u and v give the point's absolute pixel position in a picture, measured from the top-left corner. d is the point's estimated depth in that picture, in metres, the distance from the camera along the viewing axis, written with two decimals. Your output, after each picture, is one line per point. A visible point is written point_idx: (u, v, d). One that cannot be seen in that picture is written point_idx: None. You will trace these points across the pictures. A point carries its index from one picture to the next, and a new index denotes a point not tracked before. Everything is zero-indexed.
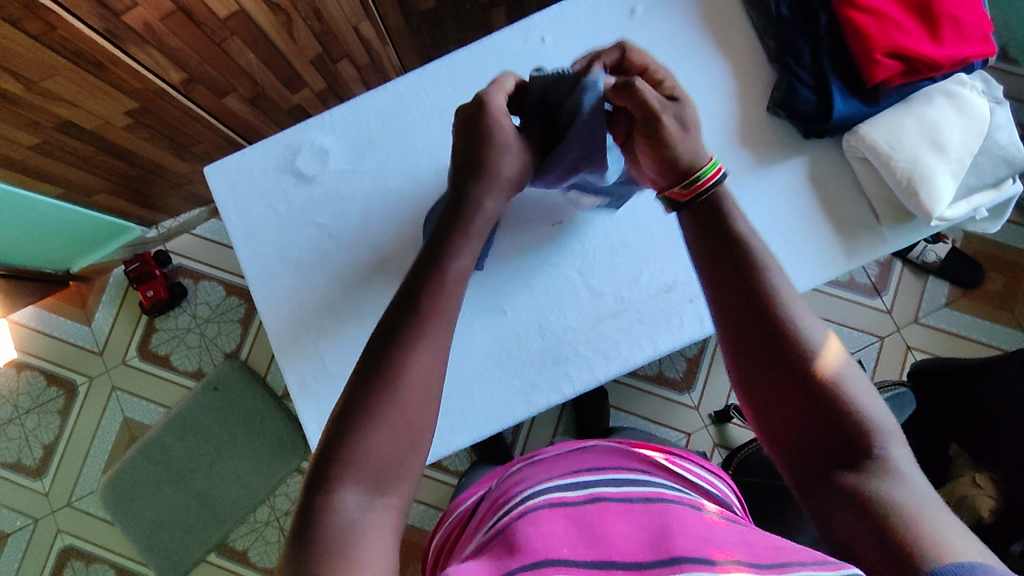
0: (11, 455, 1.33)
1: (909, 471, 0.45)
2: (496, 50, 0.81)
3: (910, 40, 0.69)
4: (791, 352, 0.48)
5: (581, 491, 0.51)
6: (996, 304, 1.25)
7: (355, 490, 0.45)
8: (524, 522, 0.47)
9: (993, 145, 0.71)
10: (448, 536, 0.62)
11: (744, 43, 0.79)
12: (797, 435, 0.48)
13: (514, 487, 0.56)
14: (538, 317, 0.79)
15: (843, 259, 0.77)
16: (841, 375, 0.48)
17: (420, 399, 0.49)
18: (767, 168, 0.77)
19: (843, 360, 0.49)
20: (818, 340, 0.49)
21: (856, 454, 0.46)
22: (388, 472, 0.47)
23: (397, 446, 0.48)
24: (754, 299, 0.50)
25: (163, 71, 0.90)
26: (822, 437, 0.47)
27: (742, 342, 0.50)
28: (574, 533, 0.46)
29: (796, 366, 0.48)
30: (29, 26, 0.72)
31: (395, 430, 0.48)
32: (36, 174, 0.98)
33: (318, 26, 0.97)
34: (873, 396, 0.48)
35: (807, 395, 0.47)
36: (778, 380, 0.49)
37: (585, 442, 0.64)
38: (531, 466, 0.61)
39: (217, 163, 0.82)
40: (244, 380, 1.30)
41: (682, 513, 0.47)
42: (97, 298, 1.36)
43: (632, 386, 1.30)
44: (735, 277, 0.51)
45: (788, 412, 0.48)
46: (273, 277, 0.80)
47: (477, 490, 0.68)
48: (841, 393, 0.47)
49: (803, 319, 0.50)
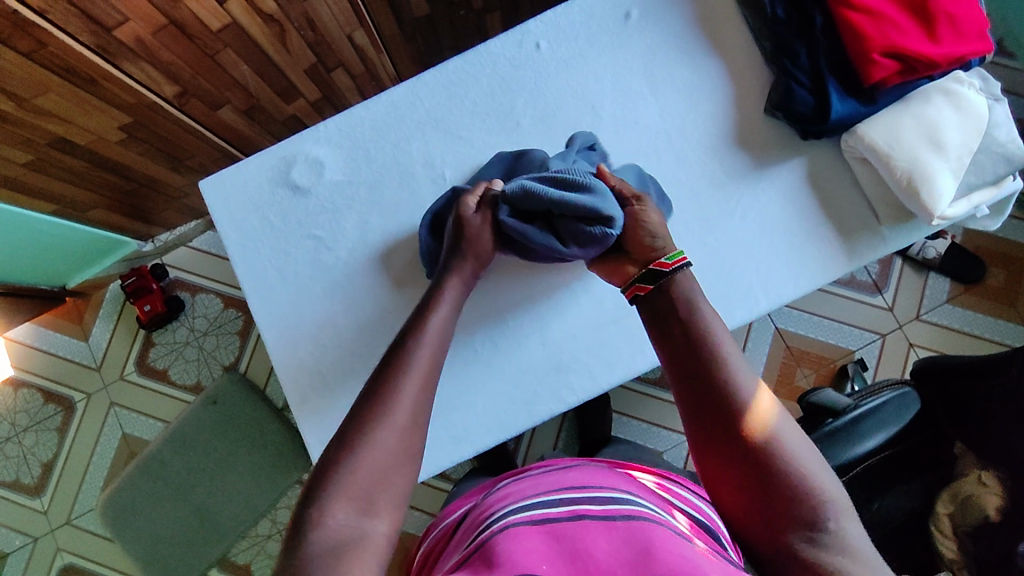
0: (9, 475, 1.32)
1: (847, 529, 0.49)
2: (491, 57, 0.80)
3: (906, 39, 0.68)
4: (732, 416, 0.53)
5: (564, 508, 0.53)
6: (998, 299, 1.25)
7: (346, 510, 0.48)
8: (504, 537, 0.49)
9: (992, 143, 0.70)
10: (433, 544, 0.64)
11: (740, 45, 0.78)
12: (744, 496, 0.52)
13: (498, 503, 0.58)
14: (539, 325, 0.78)
15: (845, 261, 0.76)
16: (779, 437, 0.52)
17: (409, 429, 0.53)
18: (765, 171, 0.77)
19: (785, 419, 0.53)
20: (761, 403, 0.54)
21: (798, 512, 0.49)
22: (378, 493, 0.50)
23: (389, 471, 0.51)
24: (701, 367, 0.55)
25: (157, 85, 0.89)
26: (766, 497, 0.51)
27: (691, 406, 0.55)
28: (554, 550, 0.47)
29: (739, 429, 0.53)
30: (18, 43, 0.71)
31: (392, 453, 0.51)
32: (29, 191, 0.97)
33: (311, 36, 0.97)
34: (813, 452, 0.52)
35: (750, 457, 0.52)
36: (725, 443, 0.53)
37: (571, 463, 0.66)
38: (520, 482, 0.63)
39: (212, 177, 0.81)
40: (244, 393, 1.29)
41: (665, 532, 0.49)
42: (94, 314, 1.35)
43: (634, 390, 1.29)
44: (684, 347, 0.57)
45: (734, 474, 0.52)
46: (271, 291, 0.80)
47: (465, 502, 0.69)
48: (780, 455, 0.51)
49: (745, 381, 0.55)
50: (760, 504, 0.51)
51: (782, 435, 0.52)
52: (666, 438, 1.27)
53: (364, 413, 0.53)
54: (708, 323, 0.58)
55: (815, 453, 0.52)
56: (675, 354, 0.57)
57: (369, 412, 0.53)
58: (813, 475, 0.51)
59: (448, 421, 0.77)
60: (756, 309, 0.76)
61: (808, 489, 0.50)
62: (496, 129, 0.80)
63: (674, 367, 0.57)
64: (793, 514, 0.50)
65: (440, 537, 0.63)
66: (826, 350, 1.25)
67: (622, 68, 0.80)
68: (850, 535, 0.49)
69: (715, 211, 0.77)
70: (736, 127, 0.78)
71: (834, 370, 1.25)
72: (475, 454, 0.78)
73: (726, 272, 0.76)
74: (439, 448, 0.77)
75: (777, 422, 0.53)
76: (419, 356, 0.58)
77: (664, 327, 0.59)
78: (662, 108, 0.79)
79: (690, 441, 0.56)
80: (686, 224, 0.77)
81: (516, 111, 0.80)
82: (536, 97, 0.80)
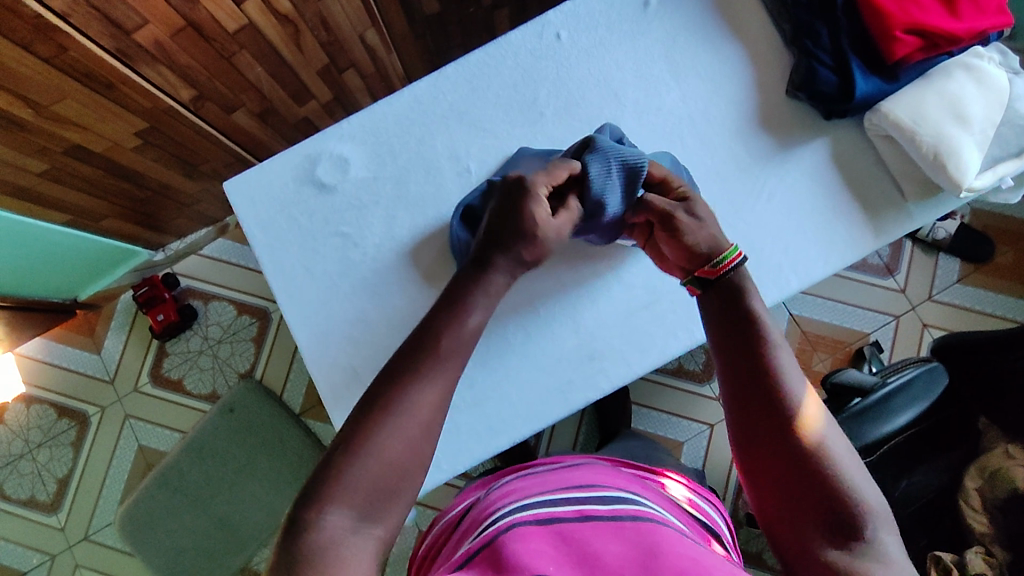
0: (24, 492, 1.30)
1: (882, 539, 0.50)
2: (511, 48, 0.80)
3: (927, 15, 0.70)
4: (782, 413, 0.54)
5: (571, 507, 0.52)
6: (1008, 277, 1.27)
7: (344, 515, 0.48)
8: (511, 536, 0.48)
9: (1013, 116, 0.71)
10: (435, 538, 0.64)
11: (760, 28, 0.79)
12: (782, 494, 0.53)
13: (500, 500, 0.58)
14: (570, 313, 0.78)
15: (872, 238, 0.77)
16: (826, 439, 0.52)
17: (419, 430, 0.52)
18: (790, 152, 0.78)
19: (827, 418, 0.54)
20: (806, 400, 0.54)
21: (833, 512, 0.50)
22: (383, 499, 0.50)
23: (394, 476, 0.50)
24: (753, 359, 0.56)
25: (174, 89, 0.89)
26: (800, 489, 0.52)
27: (740, 399, 0.56)
28: (562, 552, 0.47)
29: (782, 421, 0.53)
30: (39, 48, 0.71)
31: (397, 458, 0.51)
32: (43, 202, 0.96)
33: (325, 36, 0.97)
34: (852, 454, 0.53)
35: (791, 450, 0.53)
36: (766, 432, 0.54)
37: (575, 461, 0.66)
38: (524, 479, 0.63)
39: (237, 178, 0.81)
40: (261, 400, 1.28)
41: (669, 534, 0.49)
42: (105, 326, 1.34)
43: (652, 381, 1.29)
44: (740, 338, 0.57)
45: (776, 471, 0.53)
46: (300, 289, 0.79)
47: (468, 497, 0.70)
48: (826, 458, 0.52)
49: (793, 377, 0.55)
50: (791, 495, 0.52)
51: (824, 434, 0.53)
52: (687, 428, 1.27)
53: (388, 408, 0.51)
54: (765, 318, 0.57)
55: (852, 455, 0.53)
56: (725, 342, 0.58)
57: (376, 415, 0.52)
58: (850, 477, 0.51)
59: (484, 412, 0.77)
60: (787, 289, 0.77)
61: (844, 490, 0.51)
62: (520, 120, 0.81)
63: (725, 356, 0.57)
64: (824, 511, 0.51)
65: (443, 530, 0.63)
66: (841, 334, 1.26)
67: (643, 55, 0.80)
68: (885, 547, 0.49)
69: (743, 193, 0.78)
70: (759, 110, 0.78)
71: (851, 354, 1.25)
72: (512, 444, 0.77)
73: (757, 254, 0.77)
74: (475, 440, 0.77)
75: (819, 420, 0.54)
76: (444, 347, 0.56)
77: (718, 317, 0.59)
78: (685, 94, 0.79)
79: (733, 433, 0.56)
80: (715, 206, 0.77)
81: (539, 101, 0.80)
82: (559, 87, 0.80)
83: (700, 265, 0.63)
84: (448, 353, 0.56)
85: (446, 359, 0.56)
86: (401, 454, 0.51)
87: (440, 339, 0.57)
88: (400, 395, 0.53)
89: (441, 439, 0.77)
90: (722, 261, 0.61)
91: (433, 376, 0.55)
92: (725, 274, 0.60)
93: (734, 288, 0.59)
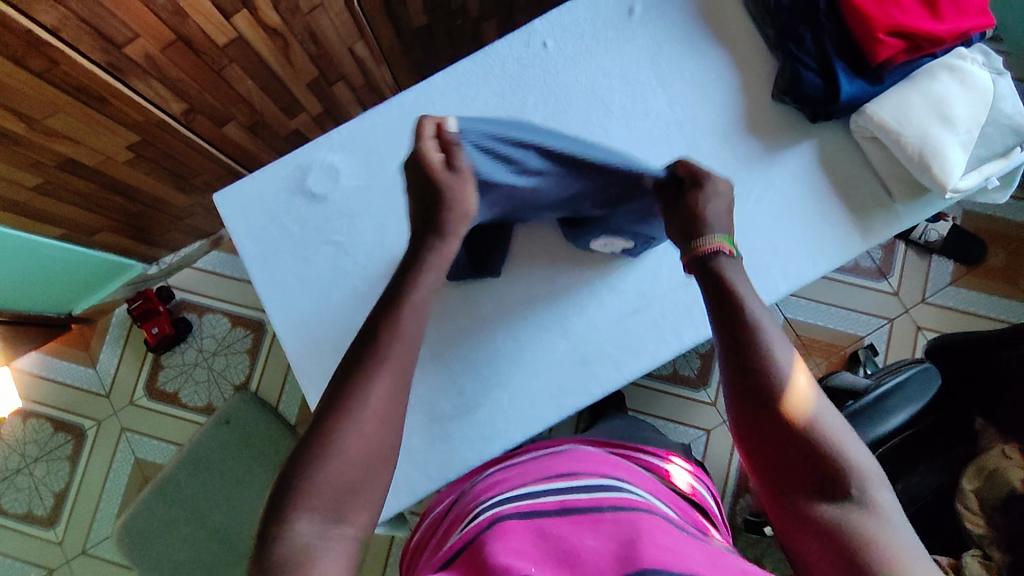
0: (21, 507, 1.29)
1: (877, 499, 0.49)
2: (499, 57, 0.81)
3: (909, 18, 0.70)
4: (769, 382, 0.54)
5: (551, 500, 0.52)
6: (1000, 278, 1.27)
7: (311, 518, 0.48)
8: (493, 534, 0.47)
9: (998, 115, 0.72)
10: (421, 536, 0.64)
11: (743, 34, 0.80)
12: (774, 463, 0.53)
13: (484, 493, 0.58)
14: (561, 320, 0.78)
15: (860, 238, 0.77)
16: (812, 405, 0.53)
17: (380, 426, 0.52)
18: (776, 155, 0.78)
19: (817, 394, 0.54)
20: (797, 375, 0.54)
21: (825, 475, 0.50)
22: (349, 499, 0.49)
23: (356, 480, 0.50)
24: (739, 333, 0.57)
25: (164, 102, 0.90)
26: (797, 468, 0.51)
27: (731, 370, 0.56)
28: (541, 550, 0.45)
29: (772, 399, 0.53)
30: (31, 63, 0.72)
31: (358, 461, 0.50)
32: (37, 214, 0.96)
33: (314, 49, 0.98)
34: (846, 428, 0.52)
35: (784, 428, 0.52)
36: (759, 412, 0.54)
37: (559, 449, 0.67)
38: (507, 470, 0.64)
39: (227, 190, 0.81)
40: (258, 411, 1.29)
41: (653, 523, 0.48)
42: (100, 340, 1.34)
43: (647, 387, 1.29)
44: (726, 312, 0.58)
45: (766, 440, 0.53)
46: (290, 298, 0.79)
47: (453, 492, 0.70)
48: (812, 422, 0.52)
49: (778, 346, 0.56)
50: (790, 477, 0.51)
51: (815, 408, 0.53)
52: (683, 433, 1.27)
53: (348, 411, 0.52)
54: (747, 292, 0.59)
55: (847, 430, 0.52)
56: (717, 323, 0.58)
57: (334, 418, 0.51)
58: (844, 448, 0.51)
59: (477, 420, 0.77)
60: (776, 292, 0.77)
61: (834, 454, 0.50)
62: None
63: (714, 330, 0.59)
64: (823, 487, 0.50)
65: (432, 525, 0.63)
66: (836, 337, 1.27)
67: (628, 62, 0.81)
68: (881, 507, 0.49)
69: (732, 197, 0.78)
70: (744, 115, 0.79)
71: (845, 357, 1.26)
72: (504, 451, 0.77)
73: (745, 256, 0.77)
74: (466, 448, 0.77)
75: (809, 395, 0.53)
76: (394, 345, 0.56)
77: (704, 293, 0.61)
78: (670, 99, 0.80)
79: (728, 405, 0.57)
80: None
81: (528, 108, 0.81)
82: (546, 95, 0.81)
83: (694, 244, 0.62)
84: (395, 351, 0.56)
85: (392, 358, 0.55)
86: (364, 453, 0.51)
87: (399, 332, 0.57)
88: (356, 395, 0.53)
89: (433, 447, 0.76)
90: (701, 244, 0.61)
91: (382, 377, 0.54)
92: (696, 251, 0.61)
93: (708, 260, 0.61)
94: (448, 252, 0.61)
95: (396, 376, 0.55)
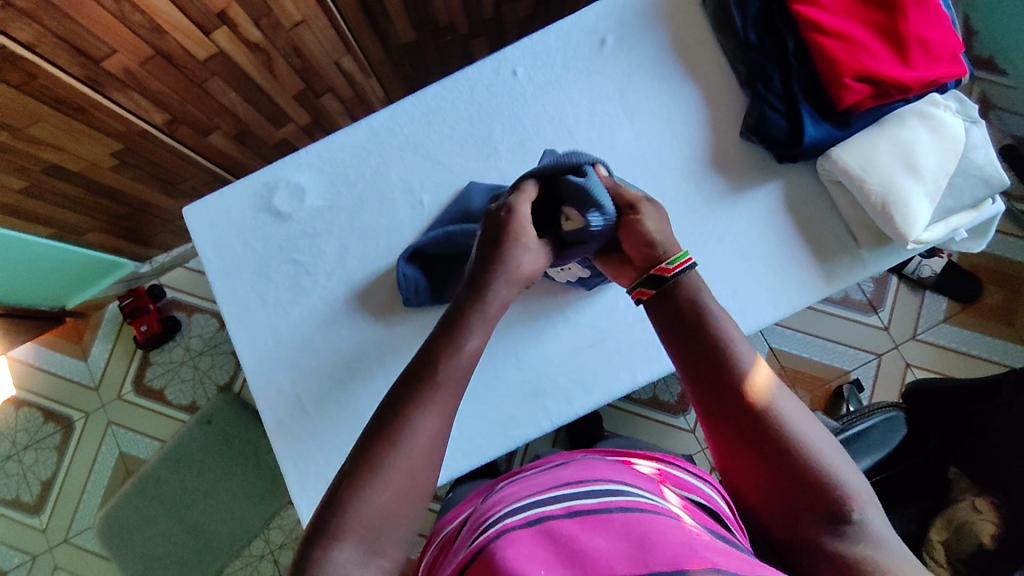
0: (9, 493, 1.33)
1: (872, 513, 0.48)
2: (468, 82, 0.81)
3: (877, 63, 0.68)
4: (750, 405, 0.52)
5: (560, 504, 0.48)
6: (994, 317, 1.24)
7: (352, 548, 0.43)
8: (501, 541, 0.44)
9: (968, 165, 0.70)
10: (432, 557, 0.55)
11: (714, 70, 0.79)
12: (768, 488, 0.51)
13: (493, 506, 0.52)
14: (516, 350, 0.78)
15: (823, 283, 0.76)
16: (794, 423, 0.51)
17: (426, 459, 0.48)
18: (742, 194, 0.77)
19: (807, 419, 0.52)
20: (785, 401, 0.52)
21: (820, 497, 0.49)
22: (387, 527, 0.45)
23: (393, 510, 0.45)
24: (712, 356, 0.55)
25: (146, 113, 0.91)
26: (789, 491, 0.50)
27: (709, 396, 0.54)
28: (552, 553, 0.42)
29: (761, 425, 0.51)
30: (9, 76, 0.73)
31: (398, 488, 0.46)
32: (27, 217, 0.98)
33: (299, 63, 0.99)
34: (837, 449, 0.51)
35: (777, 454, 0.50)
36: (751, 445, 0.52)
37: (573, 457, 0.60)
38: (516, 481, 0.57)
39: (197, 204, 0.83)
40: (239, 411, 1.30)
41: (666, 524, 0.45)
42: (93, 334, 1.38)
43: (624, 410, 1.27)
44: (695, 336, 0.56)
45: (755, 465, 0.52)
46: (250, 313, 0.80)
47: (462, 508, 0.62)
48: (798, 441, 0.50)
49: (753, 364, 0.54)
50: (792, 507, 0.50)
51: (804, 433, 0.51)
52: None
53: (374, 443, 0.48)
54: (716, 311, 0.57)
55: (836, 448, 0.51)
56: (692, 357, 0.56)
57: (377, 444, 0.47)
58: (839, 470, 0.50)
59: None
60: None
61: (825, 473, 0.49)
62: (473, 154, 0.81)
63: (686, 354, 0.56)
64: (823, 513, 0.48)
65: (440, 547, 0.56)
66: (820, 370, 1.24)
67: (598, 93, 0.80)
68: (875, 521, 0.48)
69: (692, 235, 0.76)
70: (712, 152, 0.78)
71: (829, 391, 1.23)
72: (451, 479, 0.77)
73: None
74: None
75: (798, 420, 0.51)
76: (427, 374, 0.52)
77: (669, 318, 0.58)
78: (638, 133, 0.79)
79: (711, 430, 0.55)
80: None
81: (494, 136, 0.81)
82: (512, 123, 0.80)
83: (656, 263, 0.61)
84: (446, 378, 0.52)
85: (443, 385, 0.52)
86: (408, 481, 0.47)
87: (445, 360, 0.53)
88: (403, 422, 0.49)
89: None
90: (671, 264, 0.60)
91: (434, 405, 0.50)
92: (671, 279, 0.59)
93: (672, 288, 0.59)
94: (506, 296, 0.60)
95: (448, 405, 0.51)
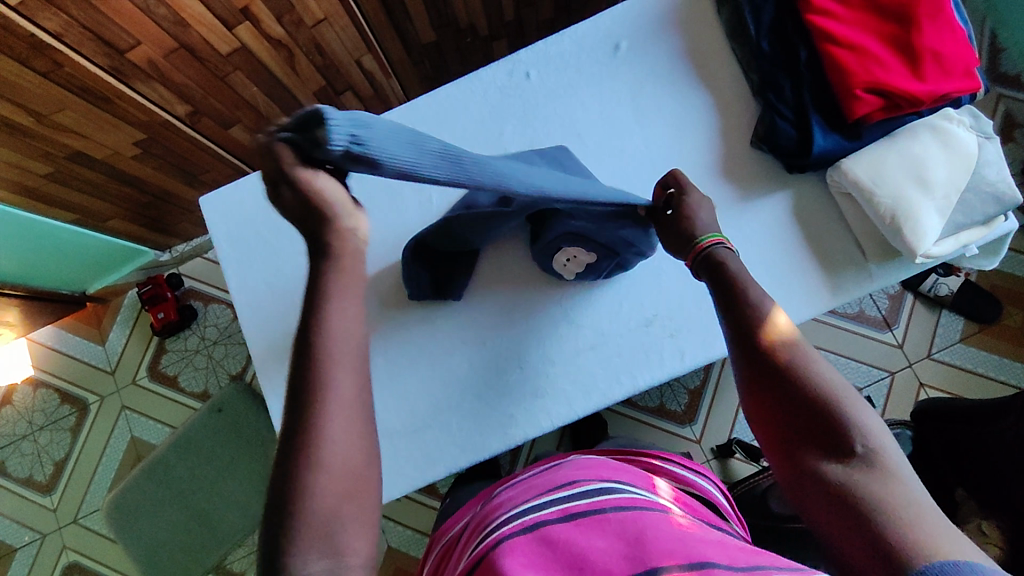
0: (23, 471, 1.37)
1: (896, 466, 0.44)
2: (481, 83, 0.82)
3: (889, 75, 0.68)
4: (772, 353, 0.50)
5: (555, 507, 0.47)
6: (1012, 339, 1.22)
7: (312, 552, 0.40)
8: (500, 551, 0.43)
9: (980, 181, 0.70)
10: (435, 562, 0.57)
11: (727, 79, 0.79)
12: (784, 437, 0.48)
13: (497, 507, 0.52)
14: (518, 349, 0.78)
15: (829, 295, 0.75)
16: (814, 370, 0.48)
17: (351, 428, 0.43)
18: (751, 202, 0.76)
19: (830, 371, 0.49)
20: (810, 355, 0.50)
21: (834, 442, 0.45)
22: (335, 518, 0.41)
23: (340, 494, 0.41)
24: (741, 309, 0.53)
25: (169, 104, 0.93)
26: (806, 437, 0.46)
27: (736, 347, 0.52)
28: (550, 561, 0.41)
29: (780, 369, 0.49)
30: (36, 64, 0.75)
31: (341, 473, 0.42)
32: (49, 202, 1.01)
33: (320, 60, 1.01)
34: (861, 402, 0.47)
35: (795, 399, 0.48)
36: (767, 386, 0.49)
37: (563, 459, 0.60)
38: (513, 484, 0.57)
39: (212, 194, 0.84)
40: (249, 402, 1.32)
41: (660, 522, 0.44)
42: (111, 319, 1.41)
43: (631, 418, 1.27)
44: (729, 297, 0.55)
45: (774, 413, 0.48)
46: (259, 303, 0.82)
47: (466, 512, 0.62)
48: (816, 387, 0.47)
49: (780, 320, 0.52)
50: (806, 448, 0.46)
51: (828, 384, 0.48)
52: None
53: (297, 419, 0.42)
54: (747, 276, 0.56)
55: (858, 394, 0.48)
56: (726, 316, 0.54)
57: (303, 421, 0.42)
58: (859, 417, 0.46)
59: (425, 442, 0.77)
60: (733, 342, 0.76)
61: (843, 418, 0.45)
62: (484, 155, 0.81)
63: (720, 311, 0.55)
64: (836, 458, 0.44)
65: (443, 551, 0.56)
66: None
67: (610, 97, 0.80)
68: (896, 472, 0.43)
69: None
70: (722, 160, 0.78)
71: None
72: (448, 475, 0.77)
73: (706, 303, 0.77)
74: (411, 467, 0.77)
75: (822, 371, 0.48)
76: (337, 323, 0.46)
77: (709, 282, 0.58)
78: (648, 139, 0.79)
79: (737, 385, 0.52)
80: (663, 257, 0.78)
81: (504, 136, 0.81)
82: (524, 124, 0.81)
83: (688, 255, 0.61)
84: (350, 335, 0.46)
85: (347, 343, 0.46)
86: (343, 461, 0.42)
87: (331, 318, 0.46)
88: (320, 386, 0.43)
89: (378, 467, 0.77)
90: (701, 241, 0.60)
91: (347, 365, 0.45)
92: (701, 255, 0.59)
93: (711, 261, 0.58)
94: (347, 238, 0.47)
95: (361, 377, 0.45)
